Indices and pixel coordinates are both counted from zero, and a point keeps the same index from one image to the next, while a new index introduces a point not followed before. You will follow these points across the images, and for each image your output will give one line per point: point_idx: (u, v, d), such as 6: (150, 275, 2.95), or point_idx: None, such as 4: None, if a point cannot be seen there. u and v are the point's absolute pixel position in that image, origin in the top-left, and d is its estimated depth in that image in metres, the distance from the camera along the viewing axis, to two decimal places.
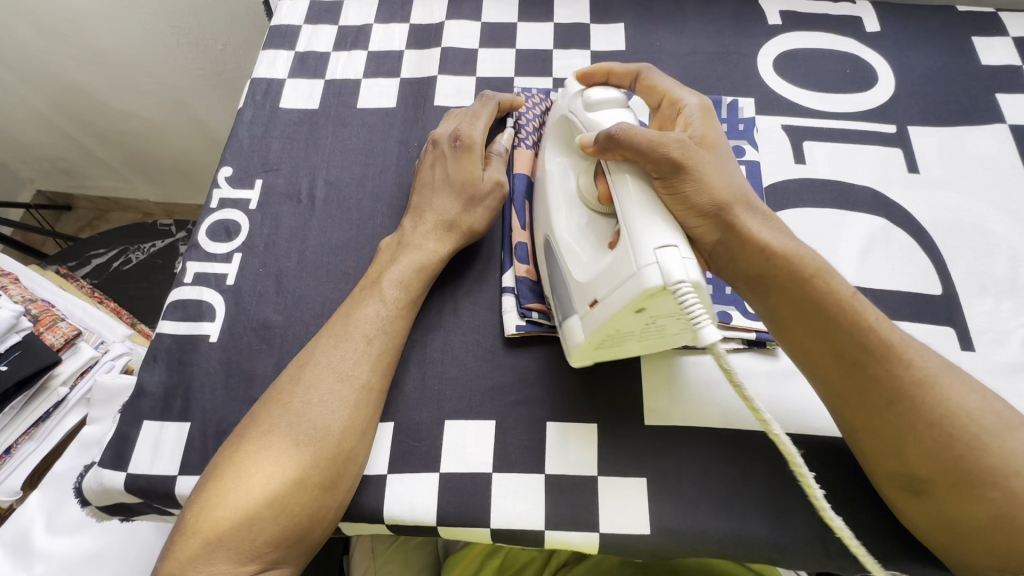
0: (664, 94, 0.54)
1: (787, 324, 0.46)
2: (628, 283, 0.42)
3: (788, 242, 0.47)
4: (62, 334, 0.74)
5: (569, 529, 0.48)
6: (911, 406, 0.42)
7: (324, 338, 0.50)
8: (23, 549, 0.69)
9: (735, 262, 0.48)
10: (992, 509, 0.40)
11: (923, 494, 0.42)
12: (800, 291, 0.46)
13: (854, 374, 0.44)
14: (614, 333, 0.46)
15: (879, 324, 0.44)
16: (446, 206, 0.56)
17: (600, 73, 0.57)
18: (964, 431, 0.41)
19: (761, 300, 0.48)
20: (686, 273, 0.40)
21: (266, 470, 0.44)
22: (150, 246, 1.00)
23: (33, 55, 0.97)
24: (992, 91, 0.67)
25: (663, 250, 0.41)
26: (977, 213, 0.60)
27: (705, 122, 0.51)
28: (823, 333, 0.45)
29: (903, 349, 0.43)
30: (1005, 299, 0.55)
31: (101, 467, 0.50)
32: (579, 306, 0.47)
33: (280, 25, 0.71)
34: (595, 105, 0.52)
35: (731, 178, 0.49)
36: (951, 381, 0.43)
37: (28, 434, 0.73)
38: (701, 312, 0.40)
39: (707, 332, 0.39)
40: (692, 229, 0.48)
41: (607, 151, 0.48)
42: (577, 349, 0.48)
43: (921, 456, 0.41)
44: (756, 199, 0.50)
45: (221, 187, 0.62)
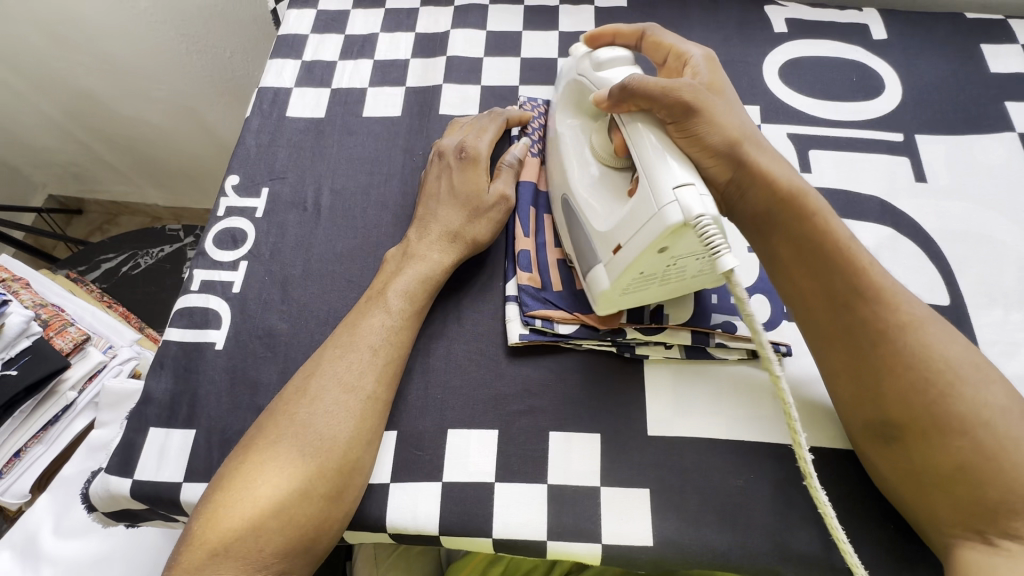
0: (670, 49, 0.55)
1: (783, 263, 0.49)
2: (651, 223, 0.43)
3: (793, 180, 0.49)
4: (71, 339, 0.75)
5: (572, 540, 0.47)
6: (892, 348, 0.44)
7: (330, 348, 0.50)
8: (31, 552, 0.70)
9: (742, 199, 0.50)
10: (956, 456, 0.41)
11: (895, 442, 0.44)
12: (800, 230, 0.48)
13: (843, 316, 0.46)
14: (639, 277, 0.47)
15: (872, 268, 0.46)
16: (451, 217, 0.56)
17: (608, 34, 0.57)
18: (939, 376, 0.43)
19: (765, 239, 0.50)
20: (705, 208, 0.41)
21: (272, 481, 0.44)
22: (159, 251, 1.01)
23: (45, 63, 0.98)
24: (1001, 99, 0.66)
25: (682, 188, 0.42)
26: (985, 222, 0.59)
27: (712, 70, 0.53)
28: (818, 273, 0.47)
29: (892, 294, 0.45)
30: (1014, 310, 0.55)
31: (107, 473, 0.51)
32: (602, 254, 0.49)
33: (287, 34, 0.72)
34: (603, 65, 0.52)
35: (740, 117, 0.50)
36: (935, 331, 0.44)
37: (37, 437, 0.74)
38: (722, 242, 0.41)
39: (725, 261, 0.41)
40: (703, 167, 0.49)
41: (621, 103, 0.48)
42: (600, 297, 0.50)
43: (895, 399, 0.43)
44: (763, 139, 0.51)
45: (228, 195, 0.63)
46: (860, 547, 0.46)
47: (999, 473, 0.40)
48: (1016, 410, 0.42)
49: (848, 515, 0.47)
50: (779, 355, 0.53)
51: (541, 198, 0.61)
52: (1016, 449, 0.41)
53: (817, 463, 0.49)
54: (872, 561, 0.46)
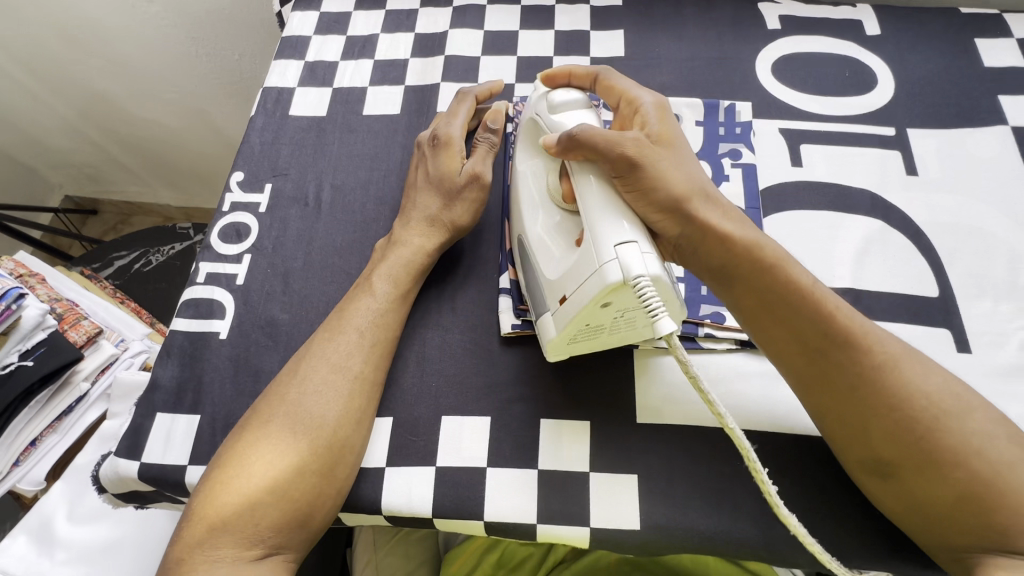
0: (622, 94, 0.55)
1: (751, 312, 0.48)
2: (592, 279, 0.43)
3: (751, 234, 0.48)
4: (84, 332, 0.77)
5: (561, 523, 0.49)
6: (870, 388, 0.44)
7: (320, 333, 0.52)
8: (46, 537, 0.73)
9: (700, 254, 0.49)
10: (955, 487, 0.41)
11: (891, 477, 0.43)
12: (761, 282, 0.47)
13: (816, 362, 0.46)
14: (585, 329, 0.47)
15: (840, 313, 0.46)
16: (428, 202, 0.58)
17: (563, 75, 0.58)
18: (925, 414, 0.42)
19: (728, 291, 0.49)
20: (644, 268, 0.42)
21: (267, 458, 0.46)
22: (169, 249, 1.03)
23: (61, 66, 1.01)
24: (995, 93, 0.66)
25: (622, 246, 0.43)
26: (977, 215, 0.60)
27: (662, 120, 0.52)
28: (788, 321, 0.46)
29: (864, 335, 0.45)
30: (1003, 302, 0.55)
31: (116, 456, 0.53)
32: (550, 304, 0.49)
33: (291, 36, 0.74)
34: (557, 108, 0.52)
35: (692, 173, 0.50)
36: (912, 366, 0.44)
37: (53, 426, 0.77)
38: (659, 304, 0.41)
39: (664, 325, 0.41)
40: (655, 224, 0.48)
41: (570, 151, 0.48)
42: (553, 345, 0.49)
43: (883, 438, 0.43)
44: (719, 195, 0.50)
45: (233, 191, 0.65)
46: (845, 533, 0.47)
47: (1000, 496, 0.40)
48: (1003, 432, 0.42)
49: (833, 503, 0.48)
50: None
51: None
52: (1012, 474, 0.40)
53: (804, 450, 0.50)
54: (856, 547, 0.47)
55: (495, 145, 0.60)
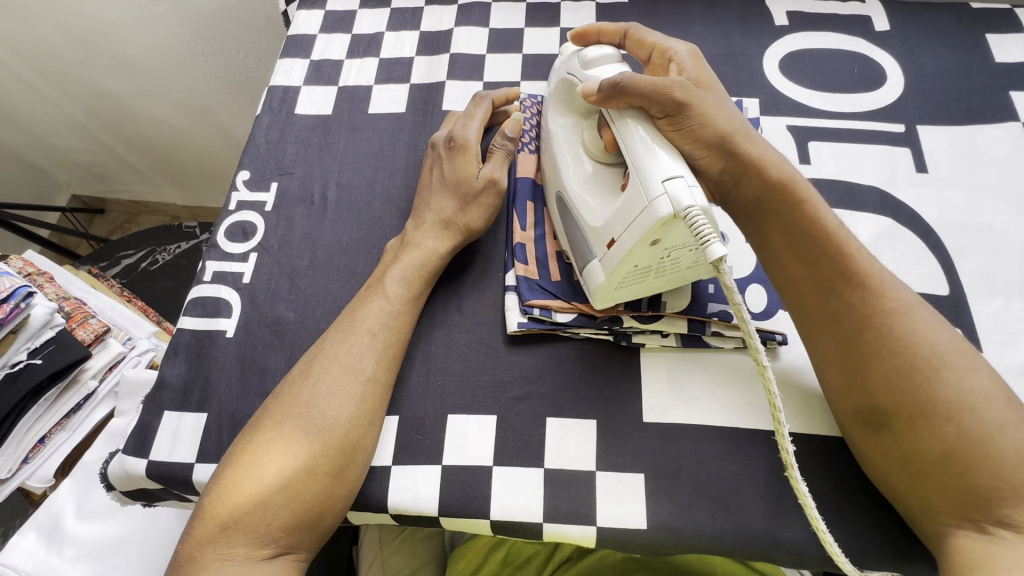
0: (654, 45, 0.56)
1: (777, 252, 0.49)
2: (642, 217, 0.43)
3: (786, 169, 0.49)
4: (92, 330, 0.78)
5: (567, 522, 0.48)
6: (878, 333, 0.44)
7: (332, 333, 0.52)
8: (55, 534, 0.73)
9: (737, 187, 0.50)
10: (940, 443, 0.41)
11: (883, 428, 0.44)
12: (794, 219, 0.48)
13: (829, 300, 0.46)
14: (635, 271, 0.47)
15: (860, 255, 0.46)
16: (443, 206, 0.58)
17: (592, 33, 0.58)
18: (926, 362, 0.42)
19: (756, 226, 0.50)
20: (694, 200, 0.41)
21: (279, 459, 0.46)
22: (176, 247, 1.04)
23: (69, 66, 1.02)
24: (1006, 89, 0.66)
25: (670, 181, 0.42)
26: (987, 212, 0.59)
27: (698, 67, 0.54)
28: (810, 260, 0.47)
29: (876, 279, 0.45)
30: (1015, 300, 0.55)
31: (124, 454, 0.53)
32: (597, 250, 0.50)
33: (297, 35, 0.74)
34: (592, 62, 0.51)
35: (732, 112, 0.51)
36: (920, 318, 0.44)
37: (61, 424, 0.77)
38: (710, 231, 0.40)
39: (714, 250, 0.39)
40: (697, 161, 0.49)
41: (612, 99, 0.48)
42: (598, 292, 0.50)
43: (883, 387, 0.43)
44: (756, 132, 0.51)
45: (239, 189, 0.65)
46: (853, 532, 0.47)
47: (986, 458, 0.40)
48: (1001, 396, 0.42)
49: (842, 502, 0.48)
50: (775, 344, 0.53)
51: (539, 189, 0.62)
52: (1000, 436, 0.40)
53: (812, 449, 0.50)
54: (864, 547, 0.46)
55: (510, 153, 0.60)
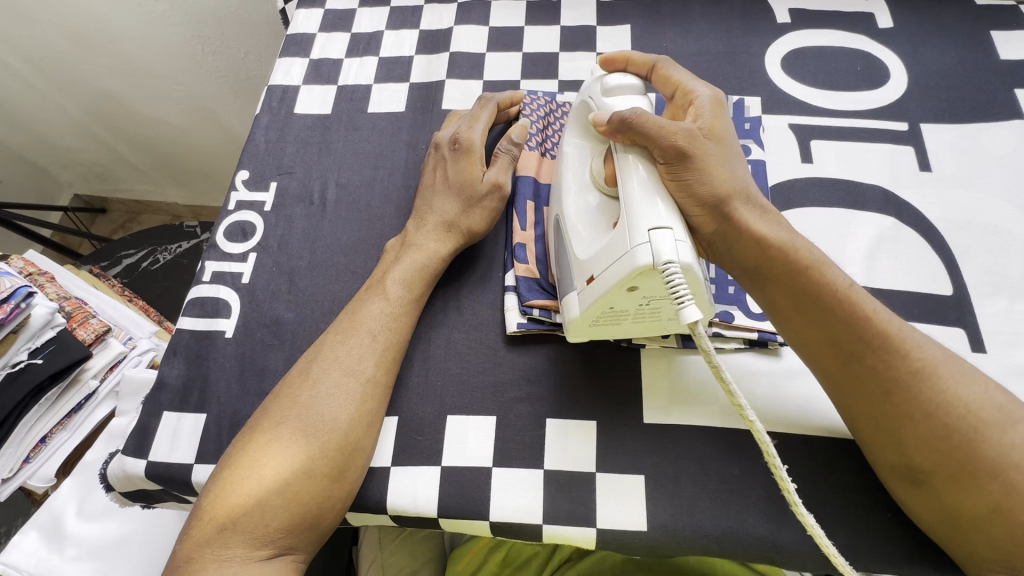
0: (678, 85, 0.55)
1: (783, 313, 0.47)
2: (621, 261, 0.43)
3: (787, 235, 0.48)
4: (93, 330, 0.78)
5: (566, 523, 0.48)
6: (905, 396, 0.43)
7: (332, 334, 0.52)
8: (56, 533, 0.73)
9: (733, 248, 0.48)
10: (989, 499, 0.40)
11: (924, 485, 0.43)
12: (798, 281, 0.46)
13: (851, 366, 0.45)
14: (609, 313, 0.46)
15: (876, 315, 0.45)
16: (446, 207, 0.57)
17: (620, 60, 0.58)
18: (963, 422, 0.41)
19: (759, 288, 0.48)
20: (676, 256, 0.41)
21: (277, 461, 0.46)
22: (177, 247, 1.04)
23: (70, 65, 1.02)
24: (1011, 87, 0.65)
25: (655, 232, 0.42)
26: (992, 211, 0.59)
27: (716, 114, 0.51)
28: (820, 321, 0.46)
29: (901, 341, 0.44)
30: (1019, 301, 0.54)
31: (123, 455, 0.53)
32: (577, 284, 0.48)
33: (296, 34, 0.74)
34: (612, 91, 0.52)
35: (737, 170, 0.49)
36: (951, 374, 0.43)
37: (62, 424, 0.78)
38: (687, 294, 0.41)
39: (688, 313, 0.40)
40: (693, 219, 0.48)
41: (618, 132, 0.48)
42: (573, 326, 0.49)
43: (919, 447, 0.42)
44: (761, 197, 0.50)
45: (238, 189, 0.65)
46: (855, 534, 0.47)
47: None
48: None
49: (844, 505, 0.47)
50: (776, 345, 0.53)
51: (541, 190, 0.61)
52: None
53: (814, 450, 0.49)
54: (866, 549, 0.46)
55: (515, 158, 0.59)
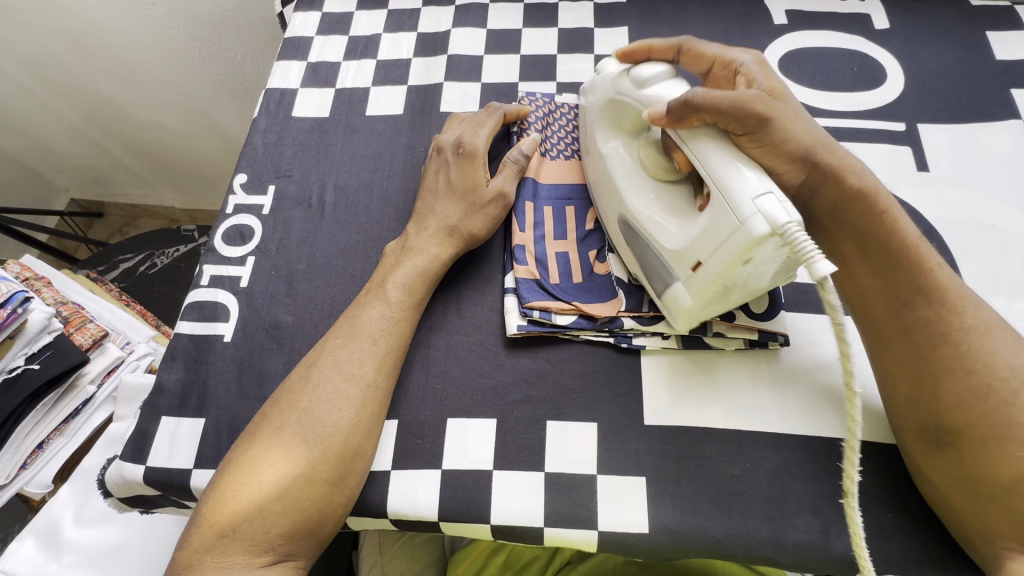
0: (714, 58, 0.55)
1: (847, 262, 0.49)
2: (734, 238, 0.42)
3: (867, 178, 0.48)
4: (90, 335, 0.77)
5: (568, 526, 0.48)
6: (955, 351, 0.44)
7: (333, 337, 0.52)
8: (53, 540, 0.73)
9: (814, 199, 0.49)
10: (1012, 469, 0.40)
11: (949, 448, 0.43)
12: (869, 228, 0.47)
13: (903, 314, 0.46)
14: (724, 291, 0.46)
15: (939, 270, 0.46)
16: (449, 212, 0.57)
17: (642, 51, 0.59)
18: (1004, 385, 0.42)
19: (828, 241, 0.50)
20: (789, 214, 0.40)
21: (277, 467, 0.46)
22: (174, 251, 1.04)
23: (66, 70, 1.02)
24: (1007, 86, 0.65)
25: (761, 197, 0.41)
26: (989, 211, 0.59)
27: (766, 75, 0.52)
28: (881, 272, 0.47)
29: (958, 297, 0.45)
30: (1018, 299, 0.54)
31: (121, 460, 0.53)
32: (680, 273, 0.49)
33: (293, 37, 0.74)
34: (646, 82, 0.52)
35: (809, 121, 0.50)
36: (1003, 338, 0.44)
37: (59, 429, 0.77)
38: (813, 245, 0.39)
39: (820, 266, 0.39)
40: (780, 174, 0.49)
41: (683, 120, 0.47)
42: (684, 314, 0.49)
43: (954, 403, 0.43)
44: (833, 140, 0.50)
45: (236, 193, 0.65)
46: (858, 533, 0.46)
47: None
48: None
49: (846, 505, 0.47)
50: (777, 345, 0.53)
51: (541, 191, 0.61)
52: None
53: (814, 451, 0.50)
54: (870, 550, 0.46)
55: (523, 169, 0.60)
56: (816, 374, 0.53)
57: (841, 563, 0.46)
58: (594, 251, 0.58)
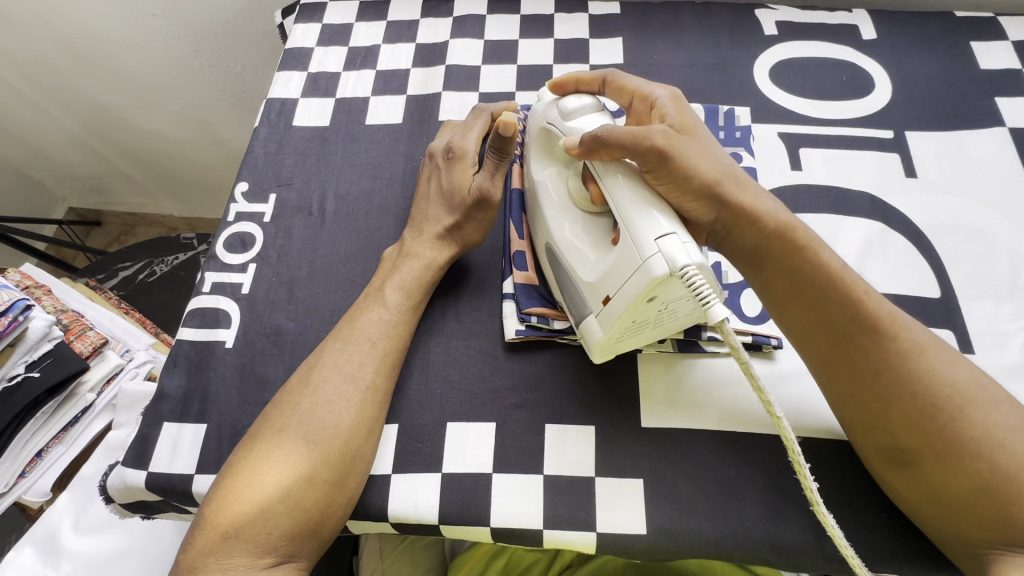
0: (634, 92, 0.55)
1: (779, 298, 0.49)
2: (637, 275, 0.43)
3: (781, 215, 0.48)
4: (90, 342, 0.78)
5: (566, 527, 0.49)
6: (893, 375, 0.44)
7: (331, 341, 0.52)
8: (52, 548, 0.73)
9: (733, 235, 0.49)
10: (976, 480, 0.41)
11: (909, 466, 0.44)
12: (793, 264, 0.47)
13: (841, 346, 0.46)
14: (630, 326, 0.47)
15: (869, 297, 0.46)
16: (441, 216, 0.58)
17: (570, 82, 0.56)
18: (948, 399, 0.43)
19: (756, 273, 0.50)
20: (689, 257, 0.42)
21: (280, 468, 0.47)
22: (174, 259, 1.04)
23: (67, 79, 1.03)
24: (992, 95, 0.67)
25: (662, 239, 0.43)
26: (977, 216, 0.60)
27: (680, 111, 0.52)
28: (813, 307, 0.47)
29: (890, 322, 0.45)
30: (1005, 302, 0.55)
31: (123, 466, 0.53)
32: (593, 306, 0.49)
33: (294, 48, 0.75)
34: (571, 113, 0.52)
35: (718, 159, 0.50)
36: (938, 355, 0.45)
37: (58, 437, 0.77)
38: (709, 291, 0.42)
39: (715, 311, 0.42)
40: (689, 212, 0.48)
41: (593, 152, 0.48)
42: (598, 347, 0.50)
43: (906, 425, 0.44)
44: (749, 176, 0.51)
45: (238, 201, 0.66)
46: (851, 532, 0.47)
47: (1020, 491, 0.40)
48: None
49: (840, 505, 0.48)
50: (770, 348, 0.54)
51: None
52: None
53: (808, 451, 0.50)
54: (863, 549, 0.47)
55: (501, 159, 0.58)
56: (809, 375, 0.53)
57: (835, 562, 0.47)
58: None
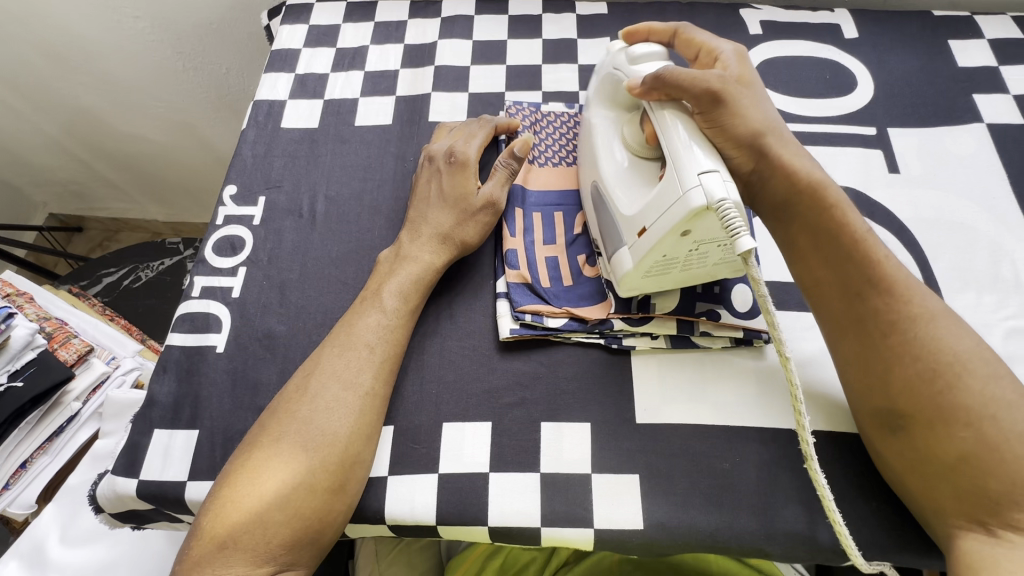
0: (702, 45, 0.58)
1: (802, 252, 0.52)
2: (675, 207, 0.45)
3: (816, 173, 0.52)
4: (74, 350, 0.76)
5: (564, 525, 0.49)
6: (900, 340, 0.46)
7: (328, 347, 0.52)
8: (38, 561, 0.71)
9: (765, 188, 0.53)
10: (957, 447, 0.43)
11: (901, 431, 0.45)
12: (818, 215, 0.51)
13: (854, 306, 0.48)
14: (663, 261, 0.49)
15: (888, 262, 0.48)
16: (441, 219, 0.58)
17: (643, 31, 0.59)
18: (948, 369, 0.44)
19: (783, 227, 0.53)
20: (727, 194, 0.43)
21: (278, 479, 0.46)
22: (159, 264, 1.03)
23: (45, 82, 1.01)
24: (969, 92, 0.69)
25: (705, 174, 0.44)
26: (958, 210, 0.61)
27: (742, 65, 0.56)
28: (834, 264, 0.50)
29: (904, 287, 0.47)
30: (987, 293, 0.57)
31: (113, 475, 0.52)
32: (627, 238, 0.51)
33: (281, 50, 0.75)
34: (639, 58, 0.54)
35: (764, 110, 0.54)
36: (946, 326, 0.46)
37: (43, 448, 0.76)
38: (740, 225, 0.42)
39: (742, 243, 0.42)
40: (728, 158, 0.53)
41: (652, 91, 0.50)
42: (625, 278, 0.51)
43: (905, 390, 0.45)
44: (788, 131, 0.55)
45: (226, 204, 0.65)
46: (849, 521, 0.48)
47: (1000, 464, 0.42)
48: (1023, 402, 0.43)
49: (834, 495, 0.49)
50: (761, 342, 0.55)
51: (529, 197, 0.62)
52: (1017, 443, 0.42)
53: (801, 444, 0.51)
54: (860, 538, 0.47)
55: (514, 172, 0.60)
56: (799, 368, 0.54)
57: (829, 551, 0.48)
58: (583, 255, 0.59)
